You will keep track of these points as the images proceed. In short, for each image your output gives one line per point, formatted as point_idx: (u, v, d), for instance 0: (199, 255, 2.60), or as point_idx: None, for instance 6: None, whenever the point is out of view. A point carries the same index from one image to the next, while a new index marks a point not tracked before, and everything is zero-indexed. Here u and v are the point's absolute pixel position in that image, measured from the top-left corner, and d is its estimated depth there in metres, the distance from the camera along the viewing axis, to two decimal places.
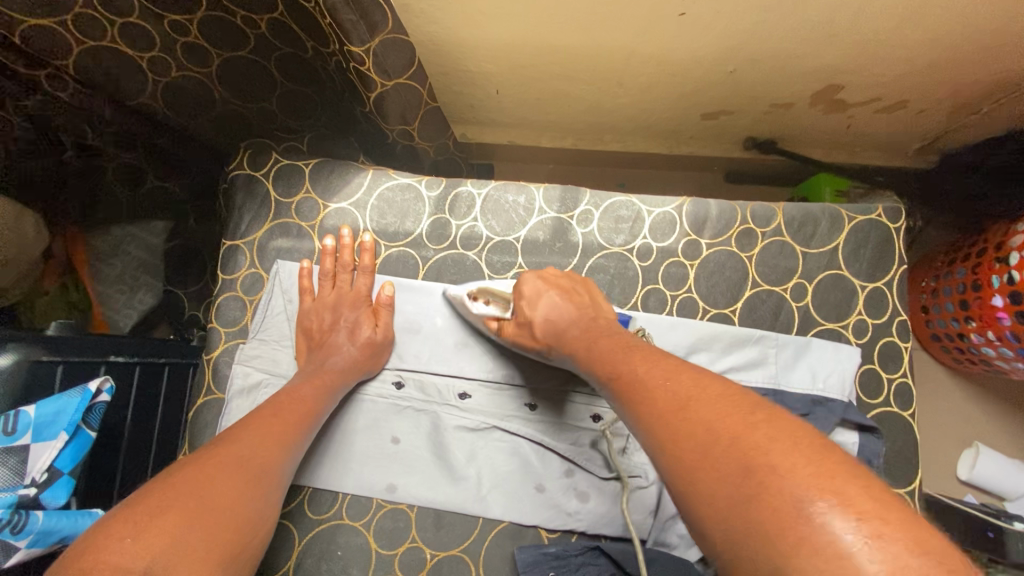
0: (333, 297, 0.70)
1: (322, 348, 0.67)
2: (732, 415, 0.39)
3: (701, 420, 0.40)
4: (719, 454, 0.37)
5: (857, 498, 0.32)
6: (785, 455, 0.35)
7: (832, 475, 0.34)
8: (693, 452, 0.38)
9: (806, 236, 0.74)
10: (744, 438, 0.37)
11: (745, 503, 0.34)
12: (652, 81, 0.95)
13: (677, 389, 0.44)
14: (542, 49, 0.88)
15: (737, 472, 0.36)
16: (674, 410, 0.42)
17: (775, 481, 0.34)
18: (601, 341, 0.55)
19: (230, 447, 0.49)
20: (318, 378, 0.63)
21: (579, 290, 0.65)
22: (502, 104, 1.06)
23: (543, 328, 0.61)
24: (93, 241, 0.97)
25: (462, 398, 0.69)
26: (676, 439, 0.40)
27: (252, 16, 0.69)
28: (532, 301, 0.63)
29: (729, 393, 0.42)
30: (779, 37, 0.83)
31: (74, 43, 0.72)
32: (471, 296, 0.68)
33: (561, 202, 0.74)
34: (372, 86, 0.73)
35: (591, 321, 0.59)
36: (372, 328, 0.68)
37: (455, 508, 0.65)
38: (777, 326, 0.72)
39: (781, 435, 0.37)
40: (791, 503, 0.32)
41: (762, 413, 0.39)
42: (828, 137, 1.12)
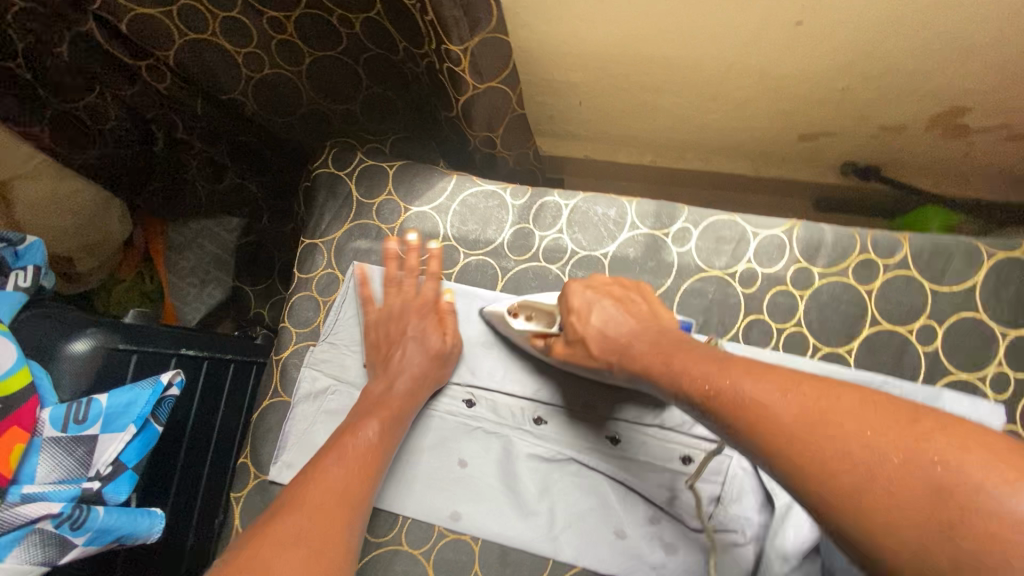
0: (400, 305, 0.65)
1: (387, 365, 0.62)
2: (897, 429, 0.35)
3: (854, 436, 0.36)
4: (893, 473, 0.34)
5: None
6: (981, 467, 0.32)
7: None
8: (856, 478, 0.35)
9: (936, 270, 0.65)
10: (919, 450, 0.34)
11: (942, 529, 0.31)
12: (751, 97, 0.89)
13: (801, 401, 0.39)
14: (636, 59, 0.84)
15: (925, 491, 0.32)
16: (808, 425, 0.37)
17: (981, 502, 0.31)
18: (679, 356, 0.48)
19: (295, 537, 0.47)
20: (383, 411, 0.58)
21: (634, 295, 0.59)
22: (582, 116, 1.02)
23: (599, 344, 0.56)
24: (171, 234, 1.02)
25: (538, 424, 0.63)
26: (828, 465, 0.36)
27: (349, 15, 0.69)
28: (583, 315, 0.58)
29: (870, 400, 0.38)
30: (904, 49, 0.76)
31: (177, 35, 0.72)
32: (510, 313, 0.63)
33: (655, 218, 0.68)
34: (462, 89, 0.69)
35: (659, 332, 0.53)
36: (440, 337, 0.63)
37: (524, 545, 0.59)
38: (899, 372, 0.63)
39: (965, 443, 0.33)
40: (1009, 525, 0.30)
41: (927, 419, 0.36)
42: (939, 166, 1.01)
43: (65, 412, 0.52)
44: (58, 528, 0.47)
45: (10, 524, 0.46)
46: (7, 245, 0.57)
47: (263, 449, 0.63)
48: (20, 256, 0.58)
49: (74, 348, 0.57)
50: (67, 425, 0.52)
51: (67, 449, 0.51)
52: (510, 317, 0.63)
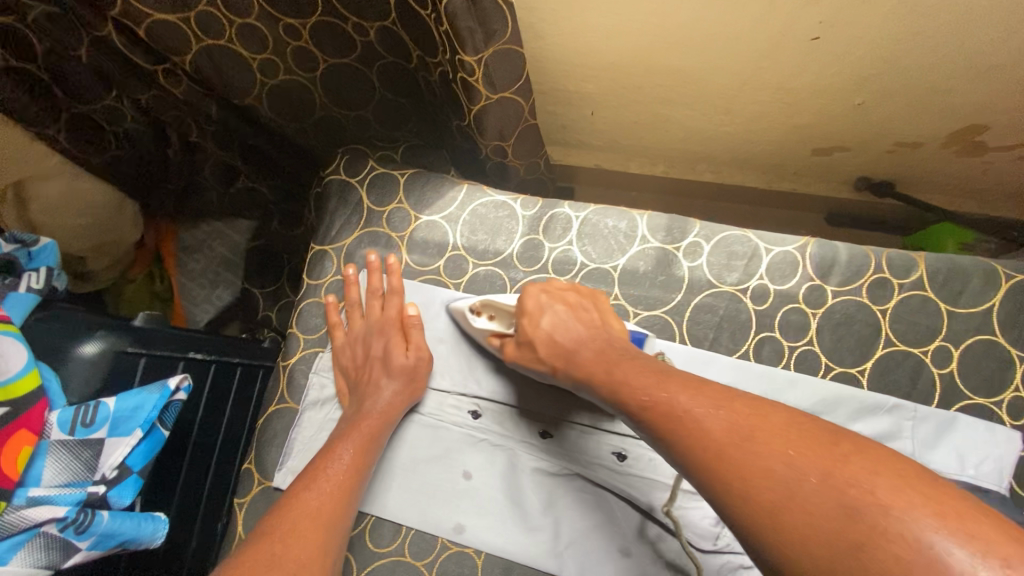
0: (363, 329, 0.66)
1: (360, 388, 0.62)
2: (821, 455, 0.37)
3: (776, 453, 0.37)
4: (809, 494, 0.35)
5: (994, 541, 0.30)
6: (894, 492, 0.33)
7: (956, 514, 0.31)
8: (775, 492, 0.36)
9: (952, 292, 0.63)
10: (839, 472, 0.35)
11: (852, 551, 0.32)
12: (765, 110, 0.89)
13: (732, 418, 0.41)
14: (649, 71, 0.83)
15: (838, 514, 0.33)
16: (736, 441, 0.39)
17: (890, 523, 0.32)
18: (621, 367, 0.51)
19: (273, 561, 0.46)
20: (357, 432, 0.58)
21: (587, 301, 0.60)
22: (595, 126, 1.01)
23: (546, 346, 0.57)
24: (182, 236, 1.01)
25: (544, 438, 0.62)
26: (751, 481, 0.37)
27: (363, 23, 0.69)
28: (535, 317, 0.58)
29: (798, 422, 0.40)
30: (924, 67, 0.75)
31: (194, 41, 0.72)
32: (472, 310, 0.63)
33: (666, 231, 0.68)
34: (476, 99, 0.69)
35: (606, 341, 0.55)
36: (403, 355, 0.62)
37: (528, 561, 0.59)
38: (913, 394, 0.62)
39: (880, 469, 0.35)
40: (917, 548, 0.30)
41: (847, 444, 0.37)
42: (954, 183, 1.00)
43: (73, 415, 0.52)
44: (63, 532, 0.48)
45: (17, 527, 0.46)
46: (21, 247, 0.59)
47: (268, 456, 0.63)
48: (33, 257, 0.59)
49: (82, 350, 0.57)
50: (74, 428, 0.52)
51: (74, 453, 0.51)
52: (472, 315, 0.63)
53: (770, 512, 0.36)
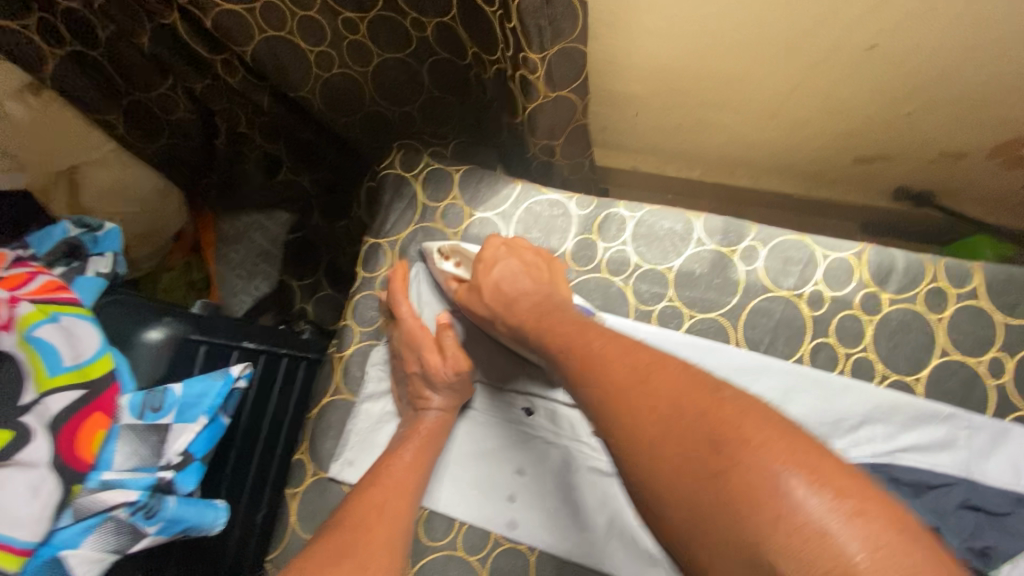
0: (407, 331, 0.63)
1: (419, 396, 0.62)
2: (699, 396, 0.40)
3: (664, 395, 0.41)
4: (682, 430, 0.38)
5: (834, 477, 0.34)
6: (756, 431, 0.37)
7: (805, 452, 0.35)
8: (656, 429, 0.39)
9: (1009, 303, 0.63)
10: (712, 412, 0.39)
11: (710, 479, 0.36)
12: (810, 117, 0.89)
13: (636, 364, 0.44)
14: (697, 75, 0.84)
15: (703, 447, 0.37)
16: (630, 383, 0.43)
17: (743, 454, 0.36)
18: (552, 317, 0.54)
19: (346, 548, 0.48)
20: (418, 433, 0.59)
21: (544, 263, 0.63)
22: (637, 128, 1.02)
23: (492, 296, 0.60)
24: (221, 225, 1.04)
25: (598, 437, 0.62)
26: (635, 419, 0.41)
27: (423, 18, 0.70)
28: (488, 267, 0.61)
29: (692, 373, 0.43)
30: (979, 78, 0.74)
31: (256, 31, 0.73)
32: (440, 255, 0.66)
33: (723, 234, 0.68)
34: (532, 97, 0.70)
35: (546, 295, 0.58)
36: (439, 363, 0.61)
37: (582, 560, 0.59)
38: (968, 404, 0.62)
39: (750, 412, 0.38)
40: (762, 477, 0.34)
41: (728, 390, 0.41)
42: (996, 196, 1.00)
43: (141, 401, 0.52)
44: (133, 517, 0.48)
45: (90, 510, 0.46)
46: (88, 232, 0.59)
47: (323, 447, 0.63)
48: (98, 243, 0.59)
49: (149, 336, 0.58)
50: (143, 413, 0.52)
51: (143, 438, 0.51)
52: (439, 259, 0.66)
53: (648, 448, 0.39)
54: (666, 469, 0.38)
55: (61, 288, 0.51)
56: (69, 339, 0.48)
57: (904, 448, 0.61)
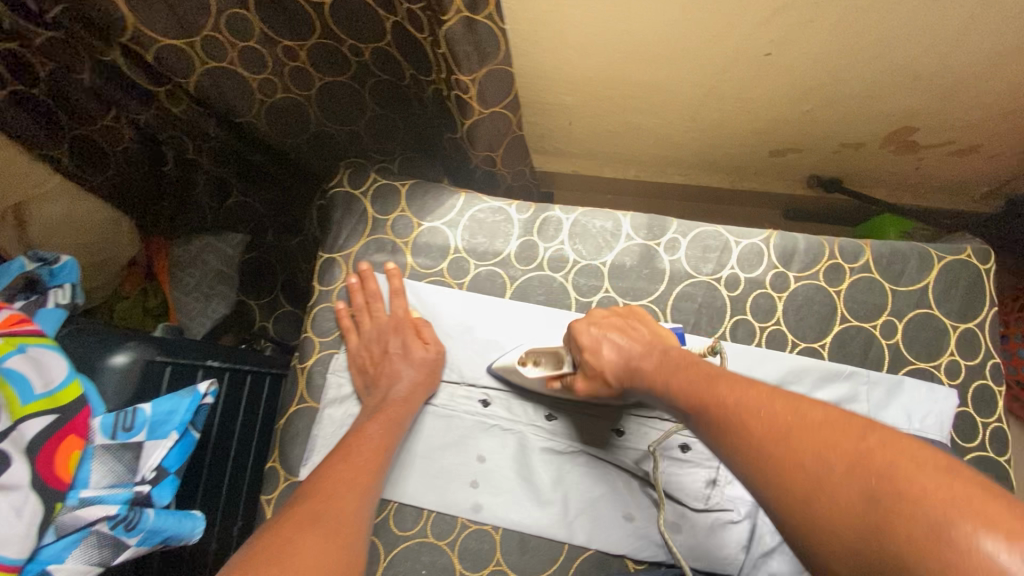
0: (375, 329, 0.71)
1: (378, 383, 0.68)
2: (844, 447, 0.41)
3: (808, 448, 0.42)
4: (838, 485, 0.39)
5: (1002, 519, 0.33)
6: (916, 482, 0.37)
7: (969, 497, 0.35)
8: (805, 482, 0.40)
9: (895, 273, 0.74)
10: (866, 464, 0.39)
11: (874, 535, 0.36)
12: (725, 117, 0.98)
13: (773, 415, 0.45)
14: (622, 85, 0.92)
15: (860, 501, 0.38)
16: (774, 438, 0.44)
17: (908, 508, 0.36)
18: (677, 376, 0.55)
19: (318, 514, 0.53)
20: (383, 413, 0.64)
21: (632, 321, 0.65)
22: (573, 135, 1.09)
23: (615, 374, 0.61)
24: (176, 251, 1.05)
25: (550, 420, 0.69)
26: (784, 471, 0.42)
27: (360, 44, 0.75)
28: (595, 349, 0.62)
29: (831, 418, 0.44)
30: (863, 78, 0.85)
31: (197, 63, 0.75)
32: (519, 362, 0.67)
33: (647, 230, 0.76)
34: (469, 114, 0.76)
35: (663, 354, 0.59)
36: (423, 348, 0.69)
37: (542, 532, 0.65)
38: (867, 363, 0.71)
39: (903, 458, 0.39)
40: (928, 527, 0.34)
41: (875, 434, 0.41)
42: (893, 178, 1.12)
43: (113, 421, 0.55)
44: (114, 530, 0.51)
45: (73, 526, 0.50)
46: (44, 264, 0.61)
47: (293, 454, 0.67)
48: (55, 275, 0.61)
49: (114, 360, 0.60)
50: (116, 433, 0.55)
51: (117, 456, 0.54)
52: (520, 367, 0.67)
53: (805, 500, 0.40)
54: (824, 519, 0.39)
55: (24, 321, 0.54)
56: (37, 368, 0.51)
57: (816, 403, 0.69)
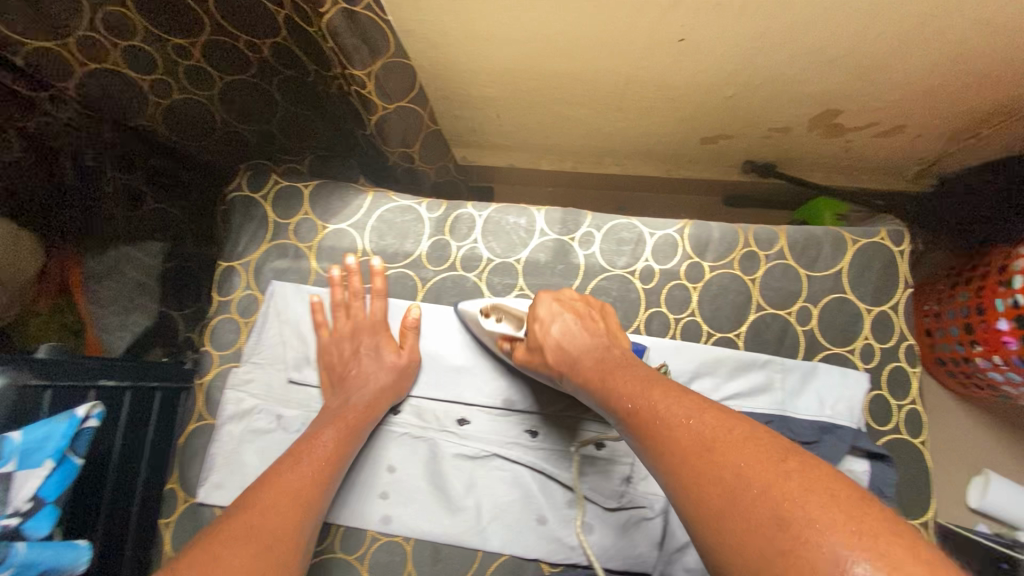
0: (351, 326, 0.68)
1: (345, 383, 0.65)
2: (763, 465, 0.40)
3: (730, 465, 0.40)
4: (750, 503, 0.38)
5: (899, 559, 0.32)
6: (822, 510, 0.36)
7: (874, 533, 0.34)
8: (720, 497, 0.39)
9: (810, 259, 0.73)
10: (777, 487, 0.38)
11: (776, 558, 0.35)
12: (650, 106, 0.97)
13: (702, 428, 0.44)
14: (541, 75, 0.90)
15: (770, 523, 0.36)
16: (699, 450, 0.42)
17: (811, 536, 0.34)
18: (617, 371, 0.54)
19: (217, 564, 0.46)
20: (342, 419, 0.61)
21: (596, 314, 0.64)
22: (504, 127, 1.07)
23: (555, 355, 0.60)
24: (90, 263, 0.95)
25: (462, 425, 0.67)
26: (702, 485, 0.41)
27: (255, 41, 0.71)
28: (546, 323, 0.62)
29: (756, 436, 0.43)
30: (779, 63, 0.84)
31: (75, 65, 0.74)
32: (483, 314, 0.67)
33: (562, 224, 0.74)
34: (372, 109, 0.73)
35: (608, 350, 0.58)
36: (395, 354, 0.67)
37: (453, 540, 0.63)
38: (782, 351, 0.71)
39: (814, 487, 0.37)
40: (831, 561, 0.33)
41: (794, 460, 0.40)
42: (828, 161, 1.12)
43: None
44: None
45: None
46: None
47: (190, 475, 0.64)
48: None
49: None
50: None
51: None
52: (483, 318, 0.67)
53: (715, 516, 0.39)
54: (731, 536, 0.37)
55: None
56: None
57: (730, 394, 0.68)
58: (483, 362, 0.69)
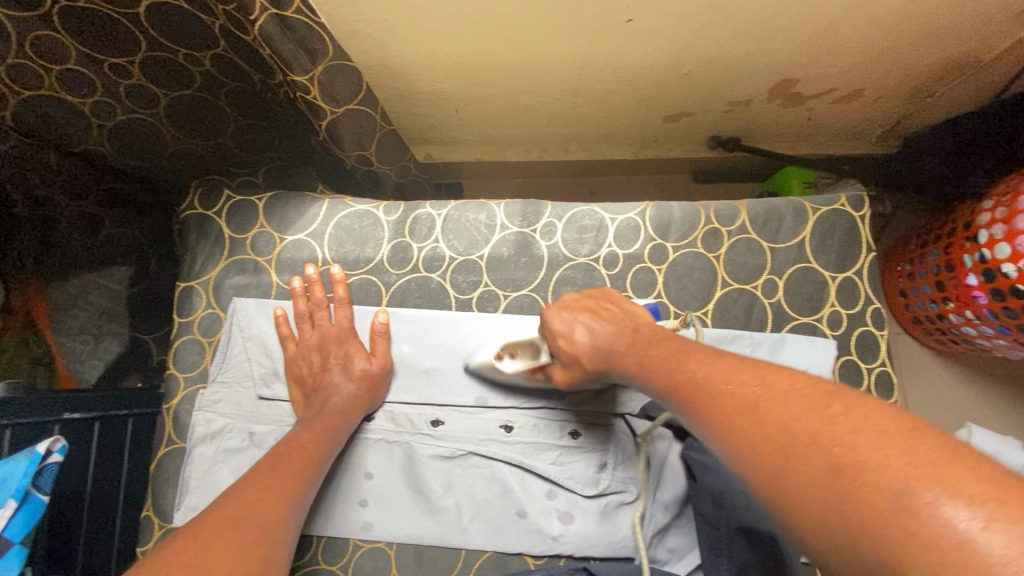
0: (317, 338, 0.67)
1: (318, 393, 0.64)
2: (811, 416, 0.36)
3: (774, 421, 0.37)
4: (801, 456, 0.34)
5: (964, 483, 0.29)
6: (877, 448, 0.32)
7: (932, 462, 0.30)
8: (771, 455, 0.36)
9: (771, 231, 0.73)
10: (825, 434, 0.34)
11: (838, 507, 0.32)
12: (608, 89, 0.96)
13: (741, 391, 0.40)
14: (494, 66, 0.88)
15: (825, 473, 0.33)
16: (743, 413, 0.39)
17: (871, 478, 0.31)
18: (651, 350, 0.50)
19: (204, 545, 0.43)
20: (319, 423, 0.60)
21: (605, 305, 0.61)
22: (464, 122, 1.06)
23: (591, 357, 0.57)
24: (54, 292, 0.94)
25: (435, 425, 0.67)
26: (749, 445, 0.37)
27: (194, 53, 0.69)
28: (570, 336, 0.58)
29: (799, 387, 0.39)
30: (730, 36, 0.83)
31: (10, 95, 0.72)
32: (496, 357, 0.65)
33: (522, 216, 0.73)
34: (322, 115, 0.72)
35: (635, 332, 0.54)
36: (366, 360, 0.66)
37: (436, 541, 0.63)
38: (750, 325, 0.71)
39: (865, 425, 0.34)
40: (893, 497, 0.30)
41: (839, 404, 0.36)
42: (791, 131, 1.12)
43: None
44: None
45: None
46: None
47: (165, 498, 0.64)
48: None
49: None
50: None
51: None
52: (497, 361, 0.65)
53: (772, 474, 0.35)
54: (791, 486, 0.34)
55: None
56: None
57: None
58: (453, 363, 0.69)
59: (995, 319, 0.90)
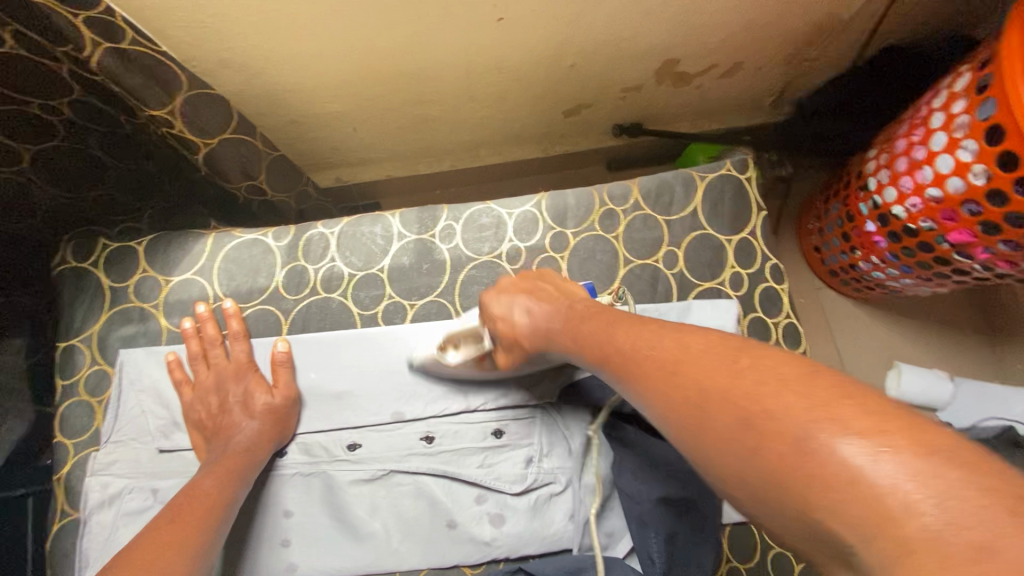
0: (214, 378, 0.64)
1: (220, 433, 0.61)
2: (719, 372, 0.36)
3: (693, 380, 0.37)
4: (714, 412, 0.35)
5: (855, 417, 0.29)
6: (778, 397, 0.32)
7: (827, 401, 0.31)
8: (687, 410, 0.36)
9: (665, 205, 0.74)
10: (732, 389, 0.35)
11: (752, 457, 0.32)
12: (502, 90, 0.97)
13: (663, 355, 0.40)
14: (380, 78, 0.87)
15: (735, 426, 0.33)
16: (665, 379, 0.39)
17: (773, 424, 0.32)
18: (585, 325, 0.50)
19: None
20: (222, 465, 0.57)
21: (546, 283, 0.60)
22: (365, 140, 1.04)
23: (530, 336, 0.56)
24: None
25: (352, 449, 0.64)
26: (673, 407, 0.37)
27: (51, 102, 0.65)
28: (509, 319, 0.57)
29: (713, 346, 0.39)
30: (603, 23, 0.85)
31: None
32: (439, 350, 0.64)
33: (419, 223, 0.73)
34: (194, 148, 0.70)
35: (569, 308, 0.53)
36: (268, 393, 0.63)
37: (368, 568, 0.60)
38: (656, 298, 0.72)
39: (768, 377, 0.34)
40: (798, 441, 0.30)
41: (747, 357, 0.36)
42: (688, 110, 1.16)
43: None
44: None
45: None
46: None
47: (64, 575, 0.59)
48: None
49: None
50: None
51: None
52: (440, 354, 0.64)
53: (693, 436, 0.36)
54: (709, 436, 0.35)
55: None
56: None
57: None
58: (366, 383, 0.66)
59: (898, 260, 0.94)
